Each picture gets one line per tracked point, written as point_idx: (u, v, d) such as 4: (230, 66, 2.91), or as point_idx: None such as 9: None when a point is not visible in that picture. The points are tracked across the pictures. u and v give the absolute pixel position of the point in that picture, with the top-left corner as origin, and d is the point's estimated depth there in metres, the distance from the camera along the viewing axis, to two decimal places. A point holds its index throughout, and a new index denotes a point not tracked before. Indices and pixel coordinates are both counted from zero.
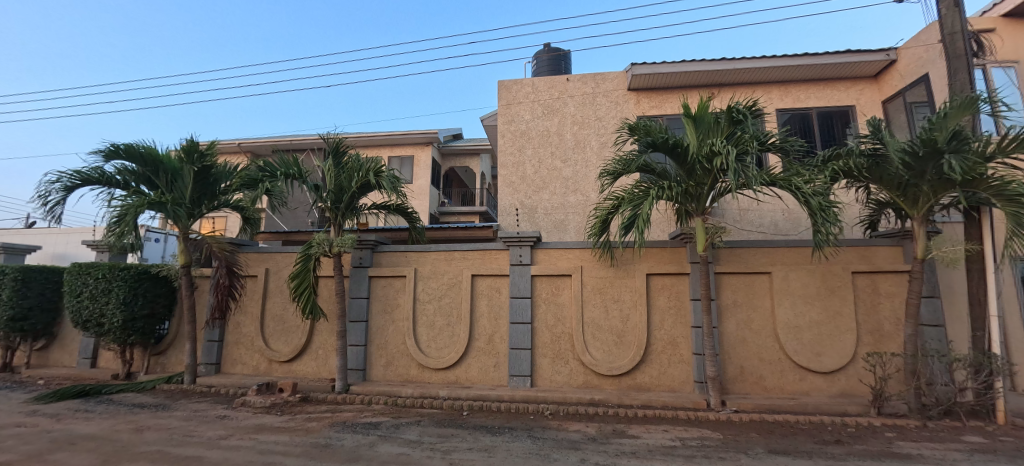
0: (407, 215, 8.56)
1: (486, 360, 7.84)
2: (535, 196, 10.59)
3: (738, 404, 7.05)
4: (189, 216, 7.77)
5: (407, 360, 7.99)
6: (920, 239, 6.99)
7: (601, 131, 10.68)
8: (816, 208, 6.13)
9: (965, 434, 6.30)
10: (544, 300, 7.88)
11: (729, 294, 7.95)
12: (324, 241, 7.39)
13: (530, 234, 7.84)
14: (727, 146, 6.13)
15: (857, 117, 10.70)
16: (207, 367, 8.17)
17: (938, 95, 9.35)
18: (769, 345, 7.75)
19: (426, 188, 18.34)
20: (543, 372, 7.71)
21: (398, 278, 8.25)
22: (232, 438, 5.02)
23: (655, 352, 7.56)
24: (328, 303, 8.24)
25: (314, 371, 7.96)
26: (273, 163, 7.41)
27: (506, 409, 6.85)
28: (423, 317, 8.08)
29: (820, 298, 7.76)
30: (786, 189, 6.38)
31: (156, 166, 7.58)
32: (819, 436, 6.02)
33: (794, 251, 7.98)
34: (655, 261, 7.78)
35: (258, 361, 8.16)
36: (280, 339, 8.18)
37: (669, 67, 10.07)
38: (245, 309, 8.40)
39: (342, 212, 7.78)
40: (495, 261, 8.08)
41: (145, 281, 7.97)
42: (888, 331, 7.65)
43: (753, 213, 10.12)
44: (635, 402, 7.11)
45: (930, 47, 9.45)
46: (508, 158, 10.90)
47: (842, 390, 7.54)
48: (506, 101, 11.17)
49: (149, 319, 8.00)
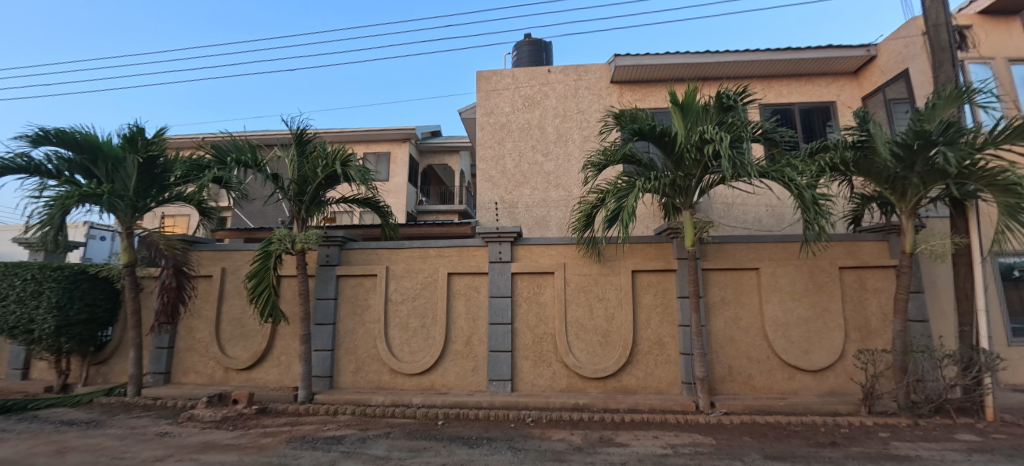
0: (379, 209, 7.97)
1: (464, 363, 7.34)
2: (516, 191, 10.14)
3: (728, 406, 6.76)
4: (132, 210, 7.02)
5: (379, 366, 7.41)
6: (909, 233, 6.82)
7: (584, 124, 10.32)
8: (811, 201, 5.77)
9: (958, 432, 6.13)
10: (525, 300, 7.44)
11: (717, 291, 7.66)
12: (285, 238, 6.76)
13: (510, 229, 7.38)
14: (720, 132, 5.74)
15: (837, 113, 10.65)
16: (156, 376, 7.42)
17: (918, 90, 9.34)
18: (758, 343, 7.49)
19: (403, 186, 17.76)
20: (525, 376, 7.26)
21: (369, 277, 7.67)
22: (171, 459, 4.41)
23: (641, 353, 7.21)
24: (292, 304, 7.59)
25: (276, 379, 7.31)
26: (223, 151, 6.66)
27: (485, 417, 6.37)
28: (395, 319, 7.53)
29: (808, 295, 7.56)
30: (779, 180, 5.98)
31: (95, 154, 6.82)
32: (814, 439, 5.74)
33: (781, 246, 7.75)
34: (641, 257, 7.44)
35: (214, 369, 7.46)
36: (238, 345, 7.50)
37: (652, 58, 9.80)
38: (199, 313, 7.68)
39: (307, 205, 7.21)
40: (473, 258, 7.61)
41: (83, 282, 7.21)
42: (875, 327, 7.49)
43: (738, 208, 9.90)
44: (621, 405, 6.71)
45: (910, 42, 9.47)
46: (487, 151, 10.39)
47: (830, 389, 7.34)
48: (485, 91, 10.67)
49: (88, 325, 7.23)
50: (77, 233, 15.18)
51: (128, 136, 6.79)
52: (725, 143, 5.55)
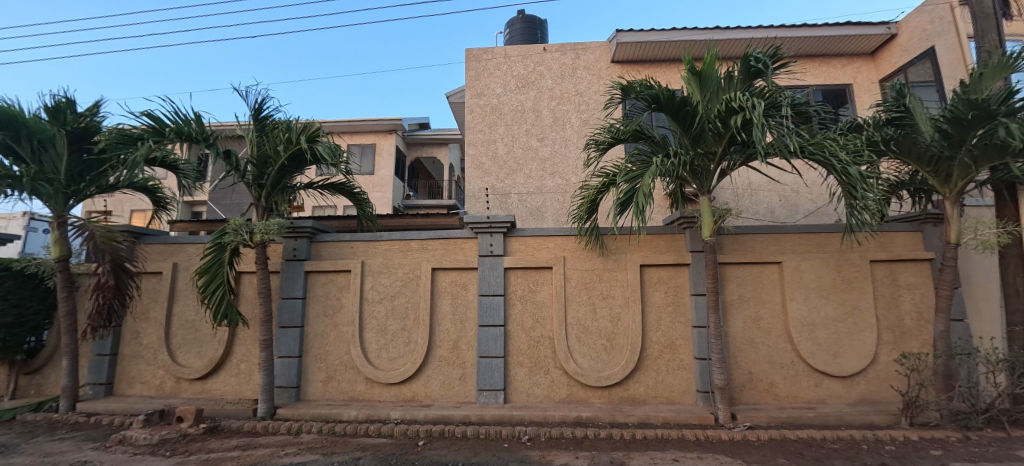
0: (353, 196, 7.02)
1: (450, 371, 6.45)
2: (509, 179, 9.25)
3: (751, 418, 5.94)
4: (64, 196, 6.06)
5: (353, 374, 6.49)
6: (953, 221, 6.00)
7: (582, 107, 9.46)
8: (858, 179, 4.95)
9: (1019, 447, 5.32)
10: (519, 299, 6.56)
11: (736, 288, 6.81)
12: (241, 228, 5.84)
13: (503, 218, 6.48)
14: (751, 97, 4.84)
15: (855, 96, 9.89)
16: (95, 388, 6.46)
17: (946, 69, 8.59)
18: (781, 346, 6.66)
19: (389, 180, 16.84)
20: (519, 385, 6.39)
21: (343, 274, 6.74)
22: None
23: (651, 358, 6.36)
24: (252, 305, 6.64)
25: (234, 390, 6.38)
26: (159, 120, 5.67)
27: (474, 436, 5.49)
28: (372, 321, 6.61)
29: (836, 292, 6.74)
30: (818, 154, 5.12)
31: (17, 129, 5.85)
32: (858, 460, 4.92)
33: (805, 238, 6.93)
34: (649, 250, 6.58)
35: (163, 380, 6.52)
36: (190, 351, 6.55)
37: (658, 34, 8.94)
38: (147, 315, 6.71)
39: (268, 191, 6.26)
40: (460, 252, 6.70)
41: (7, 280, 6.19)
42: (909, 327, 6.68)
43: (749, 198, 9.10)
44: (630, 419, 5.87)
45: (936, 19, 8.75)
46: (476, 135, 9.46)
47: (862, 396, 6.53)
48: (474, 71, 9.74)
49: (13, 329, 6.25)
50: (9, 222, 16.27)
51: (54, 107, 5.83)
52: (760, 109, 4.67)
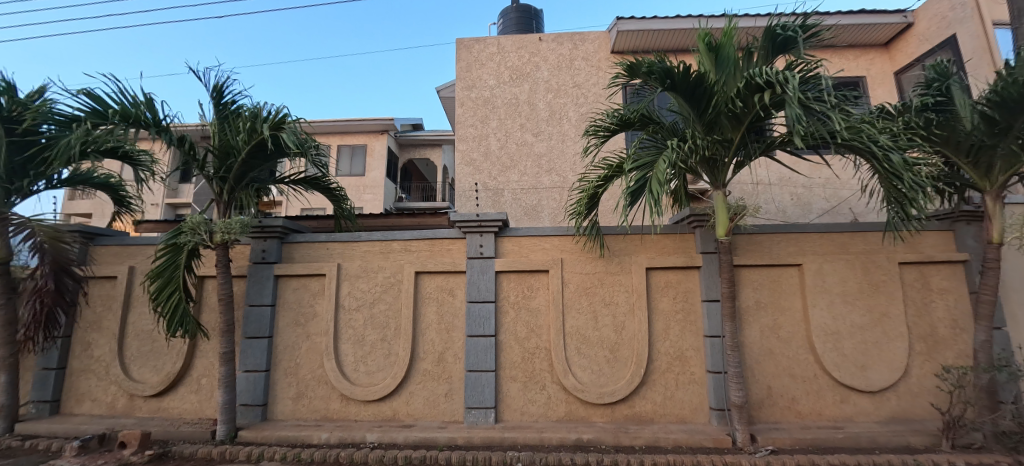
0: (330, 193, 6.39)
1: (435, 387, 5.78)
2: (502, 177, 8.63)
3: (772, 441, 5.28)
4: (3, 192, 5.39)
5: (327, 390, 5.82)
6: (995, 218, 5.31)
7: (581, 99, 8.84)
8: (902, 168, 4.35)
9: None
10: (513, 305, 5.91)
11: (751, 293, 6.16)
12: (199, 227, 5.17)
13: (493, 217, 5.85)
14: (781, 71, 4.24)
15: (869, 90, 9.26)
16: (39, 406, 5.79)
17: (970, 58, 7.97)
18: (802, 358, 6.01)
19: (380, 181, 16.26)
20: (512, 402, 5.72)
21: (317, 279, 6.09)
22: None
23: (658, 371, 5.70)
24: (215, 314, 5.98)
25: (193, 409, 5.71)
26: (101, 101, 5.03)
27: (459, 463, 4.83)
28: (349, 331, 5.96)
29: (863, 297, 6.10)
30: (856, 140, 4.51)
31: None
32: None
33: (827, 238, 6.28)
34: (656, 251, 5.94)
35: (115, 397, 5.85)
36: (146, 365, 5.89)
37: (660, 22, 8.37)
38: (100, 324, 6.05)
39: (232, 185, 5.61)
40: (446, 254, 6.05)
41: None
42: (943, 336, 6.02)
43: (758, 197, 8.48)
44: (636, 442, 5.22)
45: (957, 5, 8.14)
46: (468, 130, 8.83)
47: (893, 414, 5.86)
48: (466, 62, 9.14)
49: None
50: None
51: None
52: (794, 82, 4.06)
